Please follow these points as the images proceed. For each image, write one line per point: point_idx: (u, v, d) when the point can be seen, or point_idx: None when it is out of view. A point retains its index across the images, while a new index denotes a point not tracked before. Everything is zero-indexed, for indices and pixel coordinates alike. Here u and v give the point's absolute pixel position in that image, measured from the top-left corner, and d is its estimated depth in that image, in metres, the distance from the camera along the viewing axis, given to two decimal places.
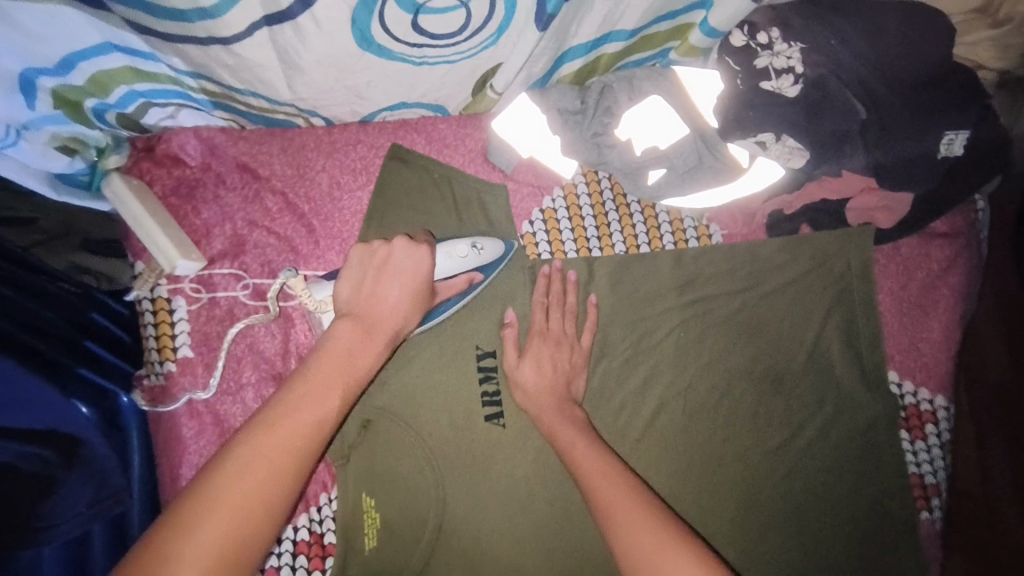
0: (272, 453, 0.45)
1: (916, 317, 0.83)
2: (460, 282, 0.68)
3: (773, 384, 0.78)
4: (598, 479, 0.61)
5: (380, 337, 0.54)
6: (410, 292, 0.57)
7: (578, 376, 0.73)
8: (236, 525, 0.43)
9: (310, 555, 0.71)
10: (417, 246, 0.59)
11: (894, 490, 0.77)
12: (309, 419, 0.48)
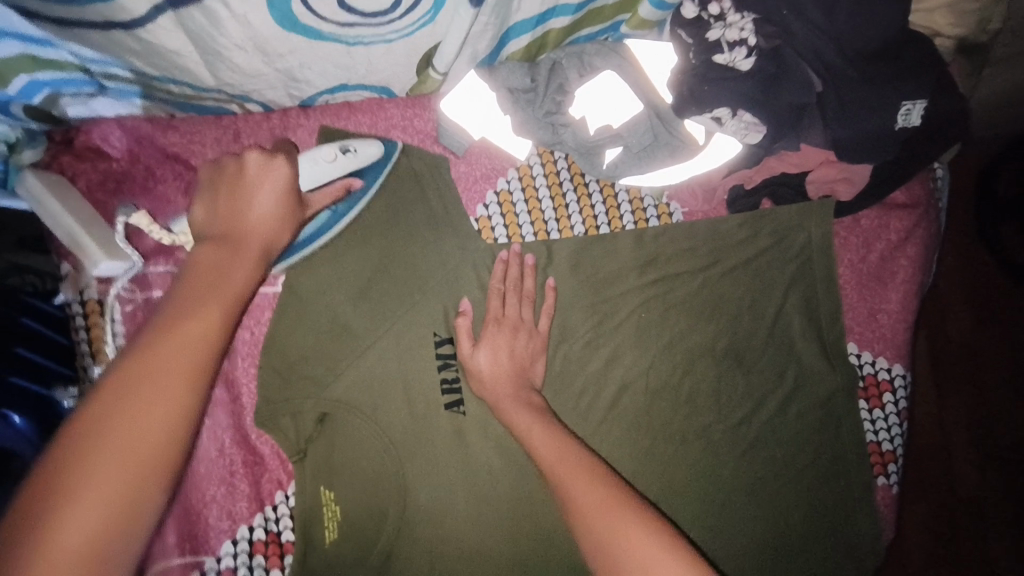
0: (152, 384, 0.39)
1: (874, 288, 0.81)
2: (336, 187, 0.66)
3: (733, 359, 0.78)
4: (556, 458, 0.60)
5: (249, 252, 0.50)
6: (278, 201, 0.55)
7: (537, 361, 0.72)
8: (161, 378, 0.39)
9: (267, 555, 0.69)
10: (272, 159, 0.56)
11: (849, 456, 0.79)
12: (186, 342, 0.41)
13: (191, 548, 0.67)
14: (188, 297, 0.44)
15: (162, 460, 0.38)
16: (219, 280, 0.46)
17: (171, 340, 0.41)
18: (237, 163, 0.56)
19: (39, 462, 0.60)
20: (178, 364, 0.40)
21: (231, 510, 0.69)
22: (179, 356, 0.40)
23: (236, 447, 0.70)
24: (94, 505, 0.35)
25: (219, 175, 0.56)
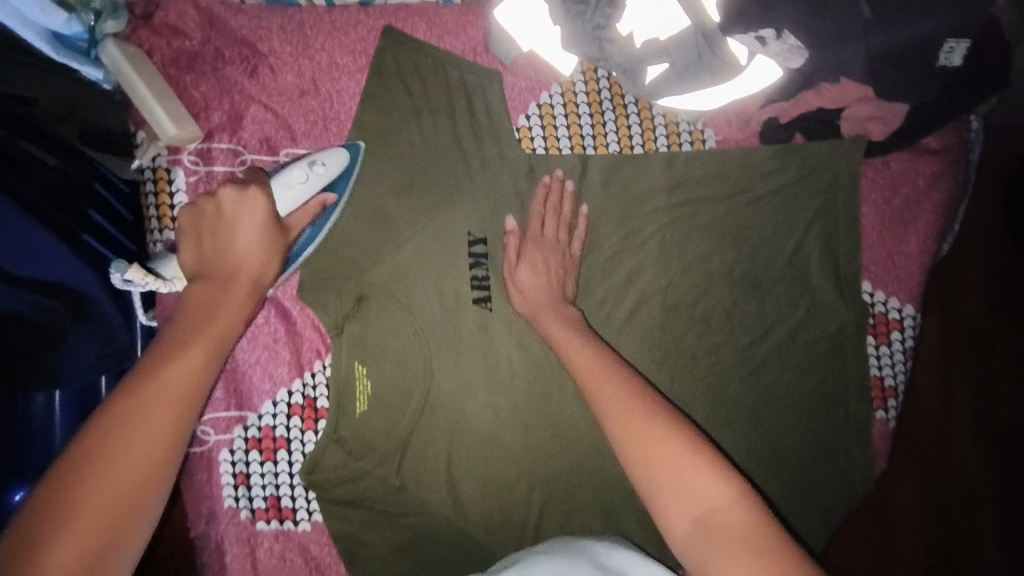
0: (145, 428, 0.45)
1: (897, 230, 0.83)
2: (314, 204, 0.67)
3: (749, 285, 0.82)
4: (585, 367, 0.64)
5: (237, 288, 0.57)
6: (257, 228, 0.60)
7: (569, 279, 0.75)
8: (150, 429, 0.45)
9: (303, 417, 0.75)
10: (244, 192, 0.61)
11: (852, 388, 0.82)
12: (175, 381, 0.48)
13: (235, 403, 0.74)
14: (176, 345, 0.51)
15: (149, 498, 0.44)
16: (212, 321, 0.54)
17: (164, 381, 0.48)
18: (208, 203, 0.62)
19: (109, 309, 0.69)
20: (167, 402, 0.47)
21: (274, 372, 0.75)
22: (171, 396, 0.47)
23: (279, 318, 0.76)
24: (85, 525, 0.41)
25: (199, 215, 0.62)
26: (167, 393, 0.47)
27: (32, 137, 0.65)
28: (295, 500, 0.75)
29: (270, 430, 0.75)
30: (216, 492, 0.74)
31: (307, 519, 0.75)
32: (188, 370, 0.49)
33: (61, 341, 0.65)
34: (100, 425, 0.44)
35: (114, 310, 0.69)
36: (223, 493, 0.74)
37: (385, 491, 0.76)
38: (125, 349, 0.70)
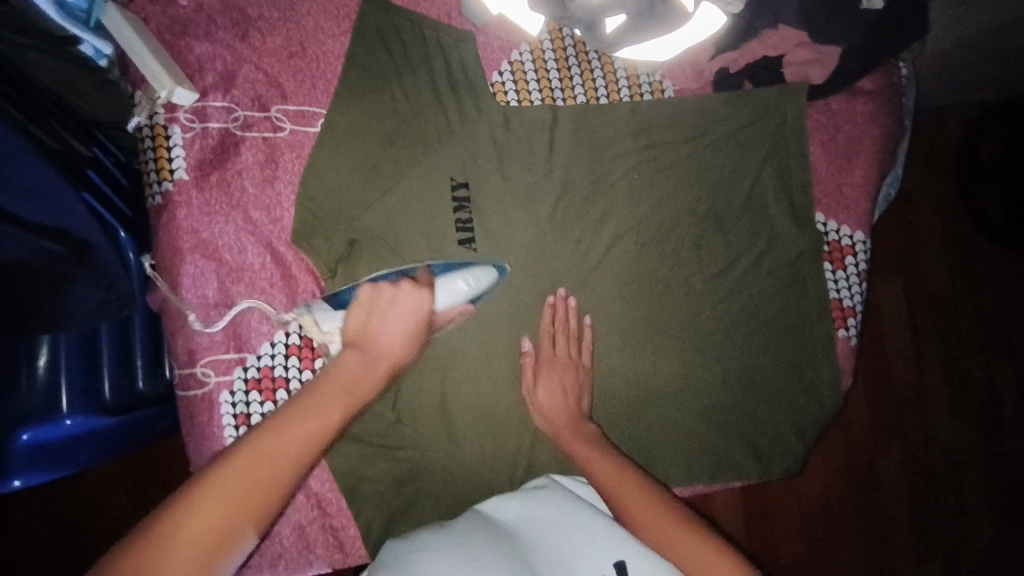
0: (258, 475, 0.52)
1: (841, 164, 0.92)
2: (455, 311, 0.78)
3: (714, 220, 0.88)
4: (618, 487, 0.70)
5: (380, 366, 0.67)
6: (408, 321, 0.71)
7: (585, 393, 0.81)
8: (262, 478, 0.52)
9: (301, 356, 0.78)
10: (420, 289, 0.73)
11: (814, 309, 0.89)
12: (314, 437, 0.57)
13: (235, 346, 0.77)
14: (313, 404, 0.60)
15: (235, 543, 0.50)
16: (355, 391, 0.63)
17: (303, 433, 0.56)
18: (389, 288, 0.72)
19: (111, 255, 0.72)
20: (300, 451, 0.55)
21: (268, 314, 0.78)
22: (305, 436, 0.56)
23: (275, 264, 0.78)
24: (190, 548, 0.48)
25: (373, 295, 0.72)
26: (289, 450, 0.55)
27: (43, 103, 0.72)
28: None
29: (269, 370, 0.78)
30: (216, 433, 0.75)
31: None
32: (306, 440, 0.56)
33: (64, 285, 0.69)
34: (253, 457, 0.53)
35: (116, 257, 0.72)
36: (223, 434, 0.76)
37: (382, 425, 0.79)
38: (128, 297, 0.73)
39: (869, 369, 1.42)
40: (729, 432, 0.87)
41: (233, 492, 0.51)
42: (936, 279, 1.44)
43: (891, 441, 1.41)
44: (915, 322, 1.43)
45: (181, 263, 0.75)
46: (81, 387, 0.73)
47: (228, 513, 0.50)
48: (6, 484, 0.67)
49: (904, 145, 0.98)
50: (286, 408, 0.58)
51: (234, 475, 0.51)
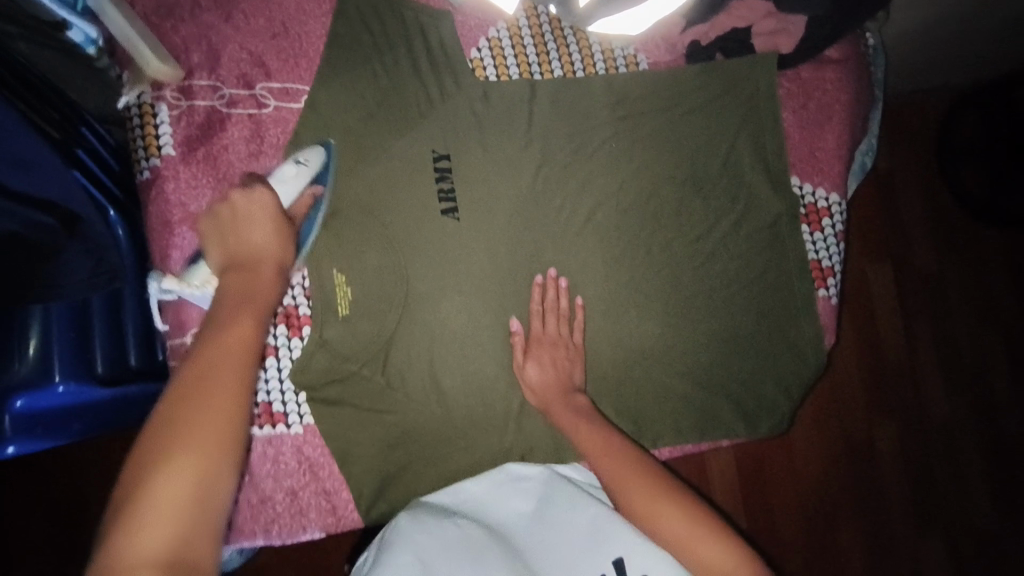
0: (214, 388, 0.50)
1: (813, 130, 0.94)
2: (307, 198, 0.77)
3: (692, 186, 0.90)
4: (624, 479, 0.72)
5: (264, 266, 0.65)
6: (270, 222, 0.69)
7: (576, 369, 0.82)
8: (214, 387, 0.50)
9: (289, 324, 0.80)
10: (253, 192, 0.70)
11: (794, 270, 0.91)
12: (234, 346, 0.54)
13: None
14: (220, 319, 0.57)
15: (225, 456, 0.48)
16: (252, 299, 0.61)
17: (228, 338, 0.54)
18: (225, 207, 0.70)
19: (101, 227, 0.74)
20: (234, 355, 0.53)
21: None
22: (235, 351, 0.53)
23: None
24: (175, 480, 0.45)
25: (215, 220, 0.70)
26: (223, 357, 0.52)
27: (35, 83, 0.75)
28: (286, 405, 0.80)
29: None
30: None
31: (299, 422, 0.79)
32: (238, 344, 0.54)
33: (56, 255, 0.70)
34: (186, 380, 0.50)
35: (106, 229, 0.74)
36: None
37: (372, 392, 0.80)
38: (117, 270, 0.76)
39: (865, 349, 1.43)
40: (715, 392, 0.88)
41: (192, 413, 0.48)
42: (930, 259, 1.46)
43: (884, 419, 1.43)
44: (908, 298, 1.45)
45: (169, 236, 0.77)
46: (73, 357, 0.74)
47: (196, 434, 0.47)
48: (1, 450, 0.67)
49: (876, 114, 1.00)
50: (196, 339, 0.55)
51: (181, 399, 0.49)
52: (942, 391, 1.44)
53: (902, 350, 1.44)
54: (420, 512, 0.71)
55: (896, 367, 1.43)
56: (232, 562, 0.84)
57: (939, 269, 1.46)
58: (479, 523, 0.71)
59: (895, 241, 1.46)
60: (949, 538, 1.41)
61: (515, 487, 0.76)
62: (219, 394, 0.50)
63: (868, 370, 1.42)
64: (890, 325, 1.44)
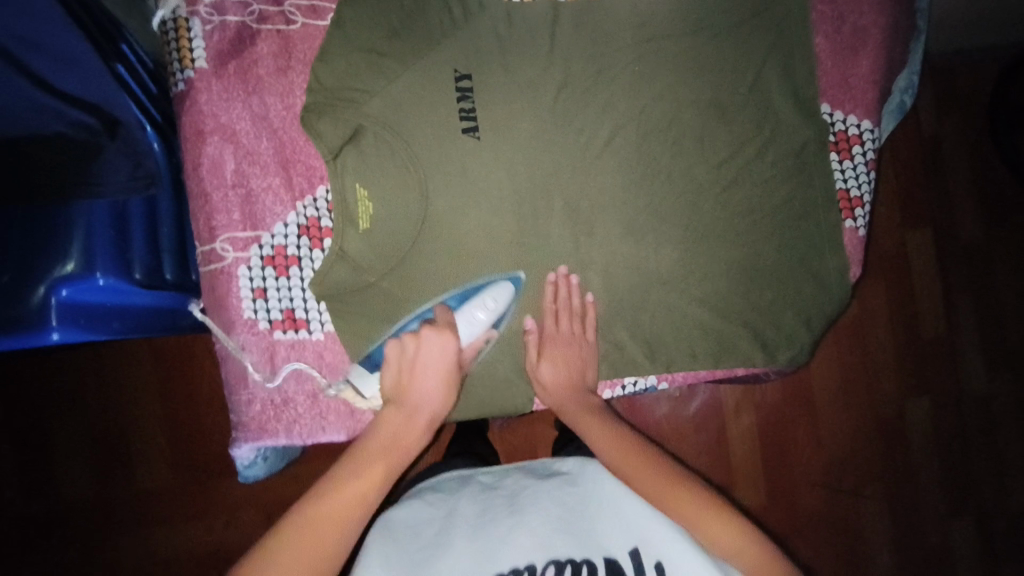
0: (305, 554, 0.64)
1: (846, 55, 0.92)
2: (479, 341, 0.83)
3: (716, 111, 0.88)
4: (619, 452, 0.78)
5: (420, 422, 0.77)
6: (444, 370, 0.79)
7: (589, 369, 0.85)
8: (325, 535, 0.65)
9: (311, 236, 0.83)
10: (442, 334, 0.79)
11: (820, 199, 0.89)
12: (361, 491, 0.69)
13: (251, 225, 0.82)
14: (363, 458, 0.72)
15: None
16: (396, 444, 0.75)
17: (349, 492, 0.69)
18: (411, 346, 0.79)
19: (138, 133, 0.81)
20: (337, 524, 0.66)
21: (280, 196, 0.83)
22: (353, 507, 0.68)
23: (287, 150, 0.84)
24: None
25: (399, 349, 0.80)
26: (336, 520, 0.67)
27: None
28: (308, 312, 0.84)
29: (282, 249, 0.83)
30: (235, 305, 0.81)
31: (319, 329, 0.84)
32: (350, 512, 0.68)
33: (99, 153, 0.78)
34: (320, 507, 0.67)
35: (142, 135, 0.82)
36: (241, 306, 0.81)
37: (389, 302, 0.83)
38: (154, 175, 0.81)
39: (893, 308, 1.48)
40: (732, 320, 0.87)
41: (309, 547, 0.64)
42: (974, 225, 1.50)
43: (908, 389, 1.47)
44: (947, 258, 1.49)
45: (201, 145, 0.81)
46: (115, 256, 0.79)
47: (310, 555, 0.64)
48: (45, 336, 0.73)
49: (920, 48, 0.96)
50: (341, 468, 0.72)
51: (299, 540, 0.64)
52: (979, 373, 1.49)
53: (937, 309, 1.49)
54: (428, 520, 0.78)
55: (927, 330, 1.49)
56: (254, 473, 0.89)
57: (980, 235, 1.50)
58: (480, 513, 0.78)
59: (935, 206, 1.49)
60: (980, 513, 1.47)
61: (533, 477, 0.85)
62: (330, 542, 0.65)
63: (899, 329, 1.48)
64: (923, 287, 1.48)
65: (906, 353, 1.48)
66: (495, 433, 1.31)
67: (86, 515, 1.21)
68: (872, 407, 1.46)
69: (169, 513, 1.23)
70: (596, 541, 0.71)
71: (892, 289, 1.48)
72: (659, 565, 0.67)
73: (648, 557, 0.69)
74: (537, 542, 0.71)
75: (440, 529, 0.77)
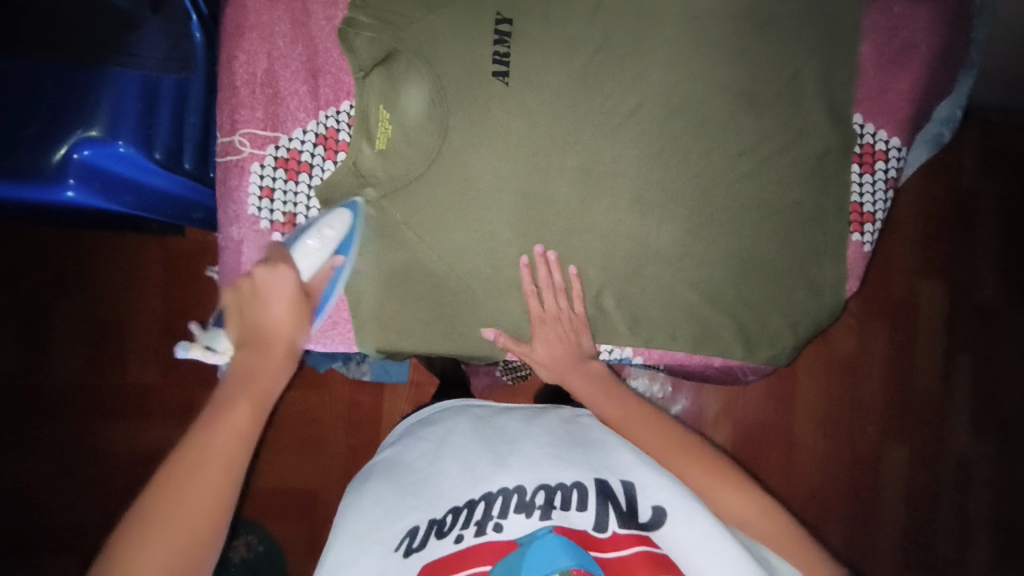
0: (196, 496, 0.61)
1: (890, 69, 0.91)
2: (324, 271, 0.82)
3: (746, 100, 0.88)
4: (624, 419, 0.83)
5: (276, 348, 0.76)
6: (289, 305, 0.77)
7: (584, 335, 0.88)
8: (216, 473, 0.63)
9: (326, 147, 0.86)
10: (274, 268, 0.77)
11: (831, 207, 0.89)
12: (227, 438, 0.66)
13: (271, 125, 0.84)
14: (228, 399, 0.70)
15: (202, 551, 0.60)
16: (255, 382, 0.72)
17: (220, 434, 0.66)
18: (246, 283, 0.77)
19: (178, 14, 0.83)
20: (221, 468, 0.64)
21: (304, 103, 0.85)
22: (229, 445, 0.66)
23: (321, 59, 0.86)
24: (165, 539, 0.58)
25: (239, 291, 0.77)
26: (221, 467, 0.64)
27: None
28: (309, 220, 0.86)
29: (296, 155, 0.85)
30: (243, 200, 0.83)
31: None
32: (231, 451, 0.66)
33: (135, 26, 0.81)
34: (198, 445, 0.65)
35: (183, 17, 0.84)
36: (248, 202, 0.83)
37: (387, 225, 0.85)
38: (188, 58, 0.86)
39: (892, 346, 1.47)
40: (721, 310, 0.88)
41: (198, 490, 0.62)
42: (992, 280, 1.48)
43: (891, 429, 1.47)
44: (959, 307, 1.48)
45: (240, 40, 0.83)
46: (138, 129, 0.82)
47: (200, 500, 0.61)
48: (59, 191, 0.76)
49: (969, 81, 0.95)
50: (202, 416, 0.68)
51: (191, 483, 0.62)
52: (967, 427, 1.48)
53: (936, 356, 1.48)
54: (424, 446, 0.84)
55: (923, 378, 1.48)
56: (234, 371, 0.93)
57: (996, 295, 1.48)
58: (473, 437, 0.83)
59: (957, 252, 1.47)
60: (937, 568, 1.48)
61: (520, 413, 0.91)
62: (214, 492, 0.62)
63: (893, 368, 1.47)
64: (926, 331, 1.47)
65: (896, 393, 1.47)
66: (476, 391, 1.34)
67: (77, 396, 1.26)
68: (854, 443, 1.46)
69: (156, 407, 1.28)
70: (591, 469, 0.75)
71: (897, 325, 1.47)
72: (657, 509, 0.70)
73: (645, 500, 0.72)
74: (526, 465, 0.76)
75: (433, 458, 0.81)
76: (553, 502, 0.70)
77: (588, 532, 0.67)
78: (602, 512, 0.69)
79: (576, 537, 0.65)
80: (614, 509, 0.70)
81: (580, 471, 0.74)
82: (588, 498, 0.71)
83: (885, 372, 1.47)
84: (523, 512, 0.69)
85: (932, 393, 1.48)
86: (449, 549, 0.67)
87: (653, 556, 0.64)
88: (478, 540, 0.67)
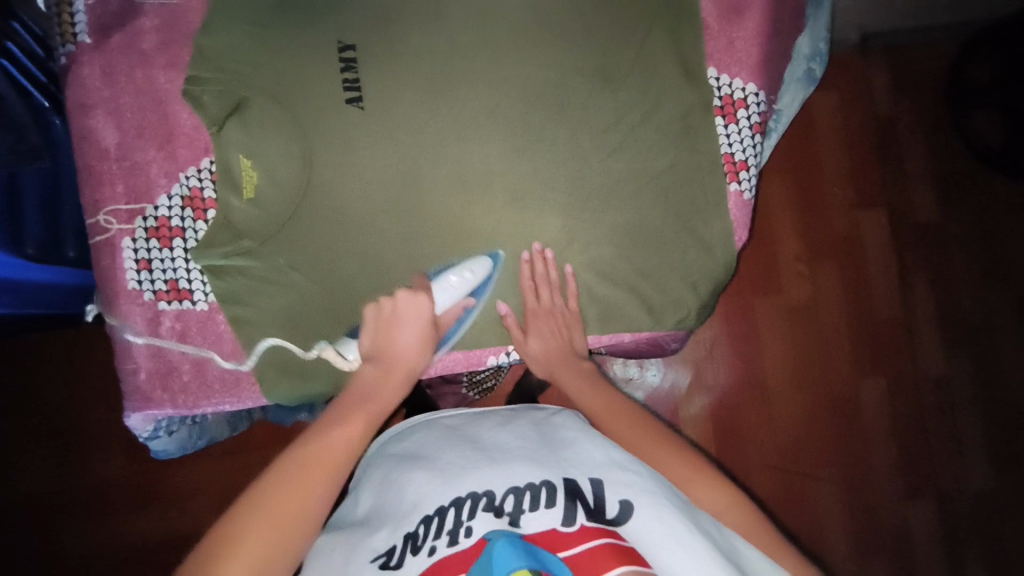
0: (301, 487, 0.61)
1: (731, 18, 0.93)
2: (456, 308, 0.85)
3: (602, 76, 0.89)
4: (606, 414, 0.80)
5: (397, 373, 0.78)
6: (422, 331, 0.80)
7: (576, 332, 0.89)
8: (323, 471, 0.63)
9: (193, 207, 0.85)
10: (415, 295, 0.81)
11: (706, 163, 0.90)
12: (340, 444, 0.66)
13: (134, 198, 0.84)
14: (349, 409, 0.71)
15: (294, 542, 0.58)
16: (373, 400, 0.73)
17: (333, 436, 0.67)
18: (386, 303, 0.81)
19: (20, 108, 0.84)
20: (325, 467, 0.63)
21: (165, 169, 0.85)
22: (343, 447, 0.66)
23: (173, 121, 0.86)
24: (265, 523, 0.58)
25: (376, 314, 0.82)
26: (327, 459, 0.64)
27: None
28: (192, 282, 0.85)
29: (165, 221, 0.85)
30: (120, 275, 0.84)
31: (203, 300, 0.85)
32: (336, 457, 0.65)
33: None
34: (310, 440, 0.66)
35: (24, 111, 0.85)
36: (126, 276, 0.84)
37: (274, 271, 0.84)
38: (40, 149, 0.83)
39: (834, 281, 1.48)
40: (618, 284, 0.89)
41: (302, 482, 0.61)
42: (920, 200, 1.50)
43: (861, 362, 1.47)
44: (895, 233, 1.50)
45: (85, 119, 0.85)
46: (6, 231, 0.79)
47: (307, 494, 0.61)
48: None
49: (824, 17, 0.98)
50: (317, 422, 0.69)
51: (295, 476, 0.62)
52: (930, 346, 1.49)
53: (879, 280, 1.49)
54: (391, 468, 0.77)
55: (878, 307, 1.49)
56: (163, 448, 0.92)
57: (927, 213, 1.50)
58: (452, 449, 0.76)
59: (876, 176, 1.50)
60: (940, 495, 1.46)
61: (493, 418, 0.85)
62: (316, 491, 0.62)
63: (843, 303, 1.48)
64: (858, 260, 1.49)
65: (857, 327, 1.48)
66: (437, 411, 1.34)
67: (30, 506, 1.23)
68: (831, 382, 1.46)
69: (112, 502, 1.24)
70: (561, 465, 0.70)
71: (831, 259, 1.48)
72: (624, 503, 0.64)
73: (613, 494, 0.66)
74: (496, 468, 0.70)
75: (402, 471, 0.74)
76: (521, 506, 0.65)
77: (556, 531, 0.61)
78: (570, 508, 0.64)
79: (541, 542, 0.60)
80: (581, 506, 0.64)
81: (551, 469, 0.69)
82: (556, 496, 0.65)
83: (832, 307, 1.48)
84: (491, 516, 0.63)
85: (886, 320, 1.49)
86: (422, 566, 0.61)
87: (620, 546, 0.58)
88: (450, 550, 0.61)
